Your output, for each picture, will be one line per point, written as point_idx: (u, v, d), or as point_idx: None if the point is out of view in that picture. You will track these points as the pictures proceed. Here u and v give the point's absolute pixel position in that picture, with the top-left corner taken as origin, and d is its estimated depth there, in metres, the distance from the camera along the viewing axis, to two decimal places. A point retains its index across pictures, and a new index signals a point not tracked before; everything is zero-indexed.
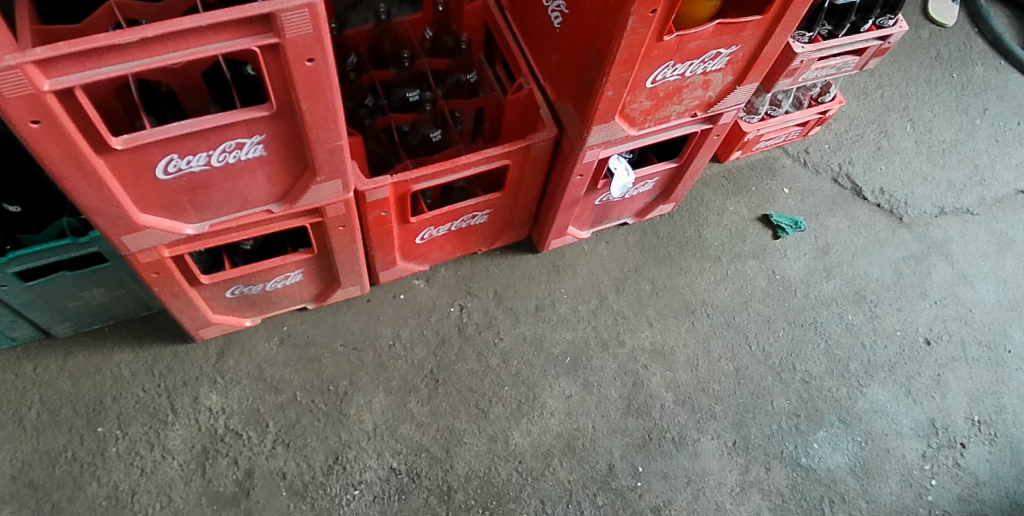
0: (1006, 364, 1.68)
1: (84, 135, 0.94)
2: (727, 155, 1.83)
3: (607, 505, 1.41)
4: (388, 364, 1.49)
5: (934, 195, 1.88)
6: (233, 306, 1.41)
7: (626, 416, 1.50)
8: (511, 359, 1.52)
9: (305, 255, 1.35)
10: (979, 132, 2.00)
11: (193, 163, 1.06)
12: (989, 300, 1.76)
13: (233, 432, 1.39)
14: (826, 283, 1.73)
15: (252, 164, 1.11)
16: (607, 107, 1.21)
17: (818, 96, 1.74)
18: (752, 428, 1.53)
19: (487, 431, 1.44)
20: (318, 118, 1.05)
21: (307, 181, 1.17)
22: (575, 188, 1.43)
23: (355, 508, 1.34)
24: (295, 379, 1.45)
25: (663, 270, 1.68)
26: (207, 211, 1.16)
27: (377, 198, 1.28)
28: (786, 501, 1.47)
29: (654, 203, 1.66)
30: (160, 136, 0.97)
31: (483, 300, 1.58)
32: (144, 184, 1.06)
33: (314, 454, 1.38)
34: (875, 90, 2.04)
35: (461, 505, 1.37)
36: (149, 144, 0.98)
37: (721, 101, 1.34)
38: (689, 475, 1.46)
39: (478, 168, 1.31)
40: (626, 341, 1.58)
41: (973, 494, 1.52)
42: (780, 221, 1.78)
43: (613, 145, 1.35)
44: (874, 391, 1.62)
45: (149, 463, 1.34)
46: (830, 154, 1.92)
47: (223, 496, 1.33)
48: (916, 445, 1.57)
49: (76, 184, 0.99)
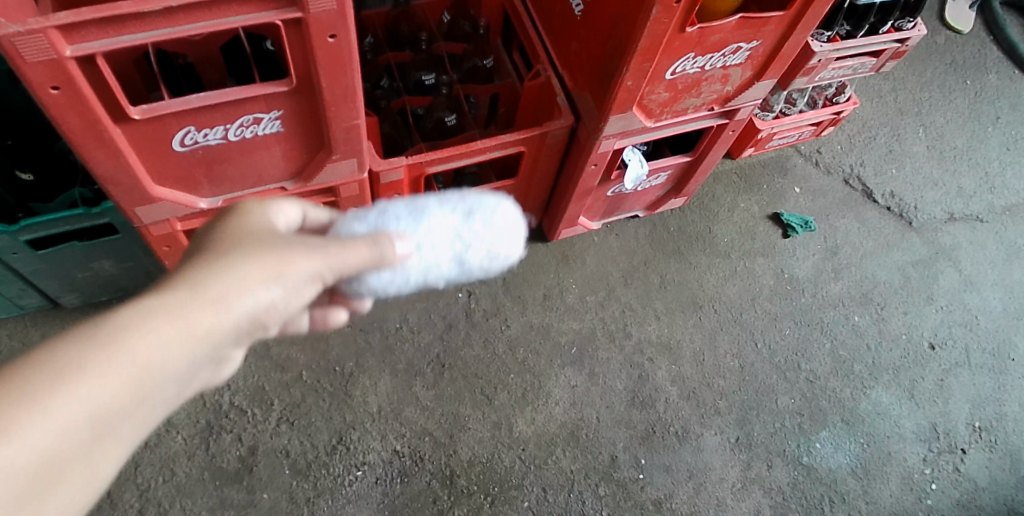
0: (1010, 372, 1.69)
1: (102, 104, 0.94)
2: (739, 152, 1.82)
3: (609, 496, 1.41)
4: (394, 346, 1.48)
5: (943, 200, 1.89)
6: None
7: (631, 409, 1.50)
8: (518, 347, 1.52)
9: None
10: (990, 140, 2.01)
11: (210, 137, 1.05)
12: (994, 308, 1.76)
13: (238, 409, 1.39)
14: (834, 283, 1.73)
15: (269, 140, 1.11)
16: (625, 97, 1.21)
17: (833, 96, 1.74)
18: (755, 425, 1.53)
19: (491, 418, 1.44)
20: (337, 96, 1.05)
21: (322, 159, 1.17)
22: (589, 178, 1.43)
23: (357, 489, 1.35)
24: (301, 358, 1.45)
25: (672, 264, 1.68)
26: (221, 185, 1.16)
27: (392, 180, 1.28)
28: (786, 500, 1.47)
29: (665, 197, 1.67)
30: (178, 107, 0.97)
31: (491, 287, 1.58)
32: (161, 156, 1.06)
33: (318, 433, 1.38)
34: (889, 93, 2.04)
35: (463, 490, 1.37)
36: (168, 114, 0.98)
37: (738, 97, 1.34)
38: (691, 469, 1.47)
39: (493, 154, 1.31)
40: (633, 333, 1.58)
41: (971, 500, 1.52)
42: (791, 220, 1.78)
43: (629, 136, 1.35)
44: (877, 394, 1.62)
45: (153, 436, 1.34)
46: (842, 156, 1.92)
47: (227, 472, 1.33)
48: (917, 449, 1.57)
49: (92, 153, 0.99)
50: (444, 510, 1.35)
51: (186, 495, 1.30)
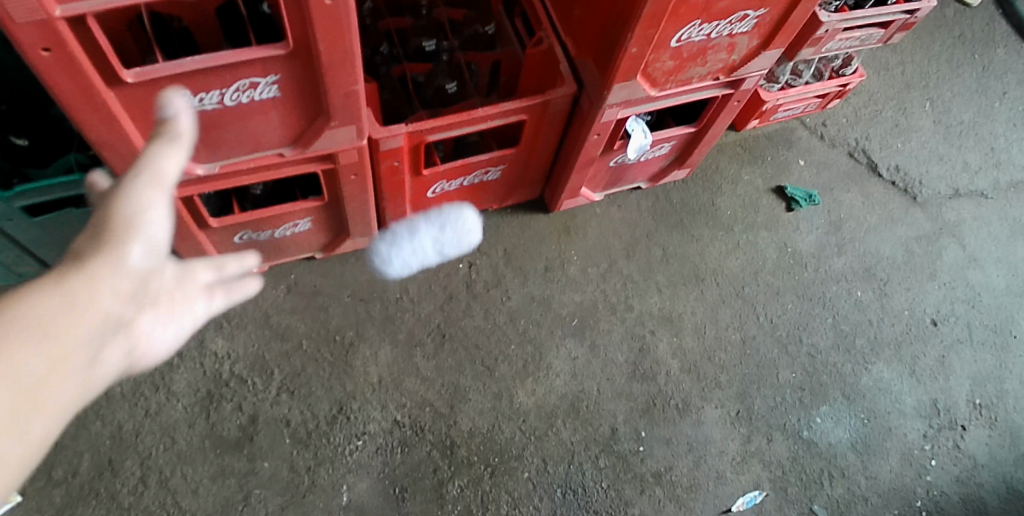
0: (1011, 349, 1.68)
1: (95, 66, 0.92)
2: (743, 124, 1.81)
3: (609, 468, 1.41)
4: (394, 316, 1.48)
5: (948, 176, 1.87)
6: (242, 251, 1.40)
7: (631, 381, 1.50)
8: (519, 318, 1.51)
9: (315, 203, 1.33)
10: (997, 115, 1.98)
11: (206, 101, 1.04)
12: (998, 285, 1.75)
13: (238, 378, 1.38)
14: (837, 258, 1.72)
15: (266, 105, 1.09)
16: (630, 65, 1.19)
17: (839, 68, 1.73)
18: (756, 399, 1.53)
19: (492, 389, 1.44)
20: (335, 60, 1.03)
21: (320, 126, 1.15)
22: (591, 148, 1.41)
23: (357, 459, 1.35)
24: (301, 328, 1.44)
25: (674, 237, 1.67)
26: (218, 151, 1.14)
27: (391, 148, 1.26)
28: (786, 474, 1.48)
29: (668, 169, 1.65)
30: (173, 70, 0.95)
31: (492, 259, 1.57)
32: (156, 120, 1.04)
33: (318, 403, 1.38)
34: (896, 67, 2.01)
35: (464, 460, 1.37)
36: (163, 78, 0.96)
37: (744, 67, 1.32)
38: (691, 442, 1.47)
39: (494, 122, 1.29)
40: (634, 306, 1.57)
41: (970, 477, 1.53)
42: (795, 194, 1.76)
43: (633, 106, 1.33)
44: (879, 369, 1.62)
45: (153, 405, 1.34)
46: (848, 129, 1.90)
47: (227, 441, 1.33)
48: (918, 425, 1.57)
49: (86, 117, 0.98)
50: (445, 480, 1.35)
51: (187, 463, 1.30)
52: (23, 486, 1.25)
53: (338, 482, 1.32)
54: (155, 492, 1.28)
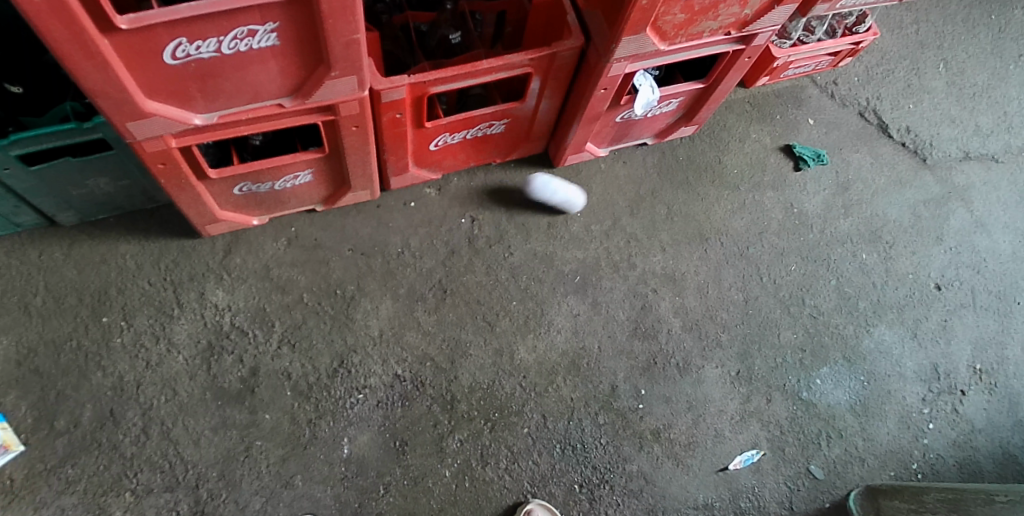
0: (1014, 315, 1.67)
1: (87, 12, 0.89)
2: (753, 80, 1.77)
3: (608, 424, 1.42)
4: (395, 271, 1.47)
5: (959, 138, 1.84)
6: (241, 203, 1.38)
7: (632, 339, 1.50)
8: (520, 274, 1.50)
9: (316, 155, 1.30)
10: (1011, 78, 1.94)
11: (203, 49, 1.00)
12: (1004, 250, 1.74)
13: (239, 330, 1.38)
14: (843, 220, 1.70)
15: (264, 54, 1.05)
16: (639, 17, 1.15)
17: (852, 25, 1.68)
18: (757, 360, 1.53)
19: (493, 345, 1.44)
20: (335, 8, 0.99)
21: (321, 76, 1.12)
22: (598, 102, 1.38)
23: (358, 412, 1.35)
24: (302, 281, 1.43)
25: (679, 195, 1.64)
26: (216, 101, 1.11)
27: (393, 100, 1.23)
28: (784, 434, 1.48)
29: (675, 125, 1.62)
30: (168, 16, 0.92)
31: (494, 214, 1.55)
32: (151, 68, 1.01)
33: (319, 356, 1.38)
34: (911, 25, 1.96)
35: (464, 415, 1.38)
36: (157, 24, 0.93)
37: (757, 21, 1.28)
38: (691, 400, 1.47)
39: (499, 75, 1.25)
40: (637, 264, 1.56)
41: (968, 441, 1.53)
42: (803, 153, 1.74)
43: (641, 60, 1.29)
44: (880, 332, 1.61)
45: (154, 356, 1.34)
46: (859, 89, 1.86)
47: (229, 392, 1.33)
48: (917, 389, 1.57)
49: (79, 65, 0.95)
50: (445, 434, 1.36)
51: (188, 414, 1.31)
52: (26, 435, 1.26)
53: (339, 435, 1.33)
54: (157, 442, 1.29)
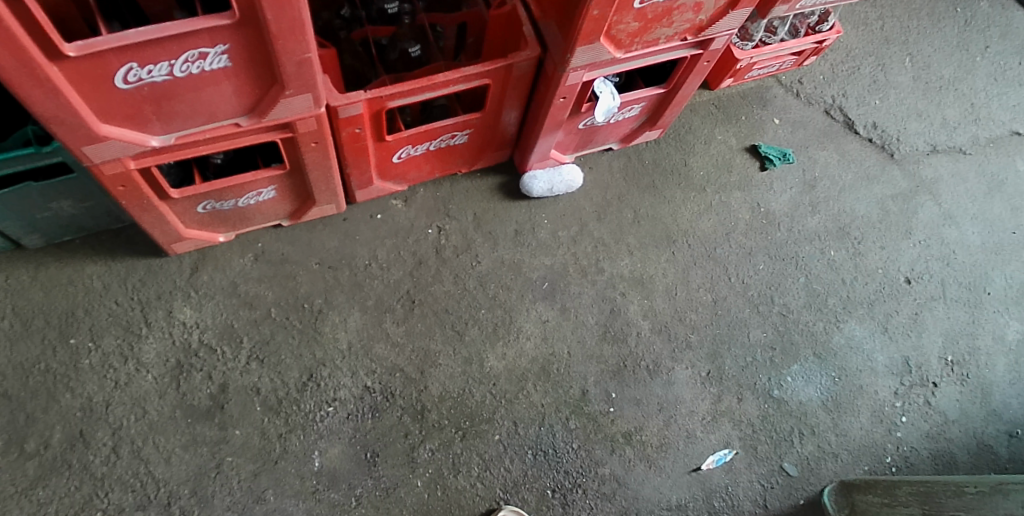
0: (985, 305, 1.69)
1: (33, 41, 0.86)
2: (717, 83, 1.78)
3: (579, 429, 1.43)
4: (363, 283, 1.47)
5: (927, 132, 1.85)
6: (206, 220, 1.38)
7: (602, 343, 1.50)
8: (488, 282, 1.51)
9: (277, 171, 1.31)
10: (977, 70, 1.96)
11: (155, 73, 0.98)
12: (973, 242, 1.75)
13: (207, 347, 1.38)
14: (811, 217, 1.71)
15: (218, 76, 1.03)
16: (592, 27, 1.16)
17: (815, 24, 1.71)
18: (726, 359, 1.54)
19: (462, 354, 1.45)
20: (285, 28, 0.98)
21: (276, 95, 1.10)
22: (558, 110, 1.38)
23: (329, 425, 1.36)
24: (270, 296, 1.44)
25: (646, 198, 1.65)
26: (172, 123, 1.09)
27: (351, 115, 1.23)
28: (756, 432, 1.49)
29: (640, 129, 1.63)
30: (116, 42, 0.90)
31: (461, 223, 1.56)
32: (103, 93, 0.99)
33: (288, 371, 1.39)
34: (875, 21, 1.98)
35: (434, 424, 1.39)
36: (107, 50, 0.91)
37: (712, 26, 1.29)
38: (662, 402, 1.48)
39: (456, 87, 1.26)
40: (605, 269, 1.57)
41: (941, 432, 1.55)
42: (769, 152, 1.75)
43: (598, 68, 1.30)
44: (850, 328, 1.62)
45: (123, 376, 1.35)
46: (825, 86, 1.87)
47: (198, 409, 1.34)
48: (889, 382, 1.59)
49: (29, 93, 0.93)
50: (416, 444, 1.37)
51: (159, 433, 1.32)
52: None
53: (310, 449, 1.34)
54: (128, 462, 1.29)
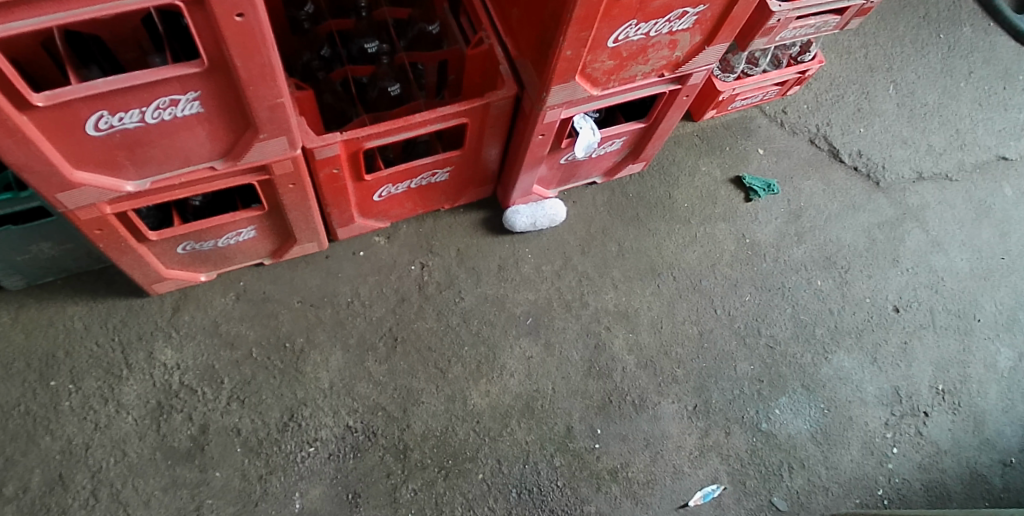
0: (975, 333, 1.67)
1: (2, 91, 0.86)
2: (701, 114, 1.79)
3: (564, 466, 1.41)
4: (345, 321, 1.47)
5: (912, 159, 1.85)
6: (186, 261, 1.38)
7: (587, 378, 1.49)
8: (472, 318, 1.51)
9: (256, 212, 1.31)
10: (962, 96, 1.96)
11: (126, 120, 0.98)
12: (962, 269, 1.74)
13: (188, 388, 1.38)
14: (797, 247, 1.71)
15: (190, 121, 1.03)
16: (566, 67, 1.16)
17: (797, 55, 1.73)
18: (714, 393, 1.53)
19: (445, 391, 1.44)
20: (254, 75, 0.98)
21: (249, 139, 1.10)
22: (537, 147, 1.38)
23: (309, 465, 1.35)
24: (251, 335, 1.43)
25: (630, 231, 1.65)
26: (146, 168, 1.09)
27: (328, 156, 1.23)
28: (744, 467, 1.47)
29: (623, 162, 1.63)
30: (84, 92, 0.89)
31: (444, 259, 1.56)
32: (74, 140, 0.98)
33: (269, 411, 1.38)
34: (858, 50, 1.99)
35: (417, 463, 1.37)
36: (76, 99, 0.91)
37: (689, 62, 1.29)
38: (648, 437, 1.46)
39: (433, 127, 1.26)
40: (589, 303, 1.56)
41: (933, 463, 1.53)
42: (753, 183, 1.75)
43: (576, 106, 1.30)
44: (839, 359, 1.61)
45: (103, 417, 1.34)
46: (808, 115, 1.88)
47: (178, 451, 1.33)
48: (879, 413, 1.57)
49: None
50: (398, 484, 1.35)
51: (138, 475, 1.30)
52: None
53: (290, 490, 1.32)
54: (107, 505, 1.28)
